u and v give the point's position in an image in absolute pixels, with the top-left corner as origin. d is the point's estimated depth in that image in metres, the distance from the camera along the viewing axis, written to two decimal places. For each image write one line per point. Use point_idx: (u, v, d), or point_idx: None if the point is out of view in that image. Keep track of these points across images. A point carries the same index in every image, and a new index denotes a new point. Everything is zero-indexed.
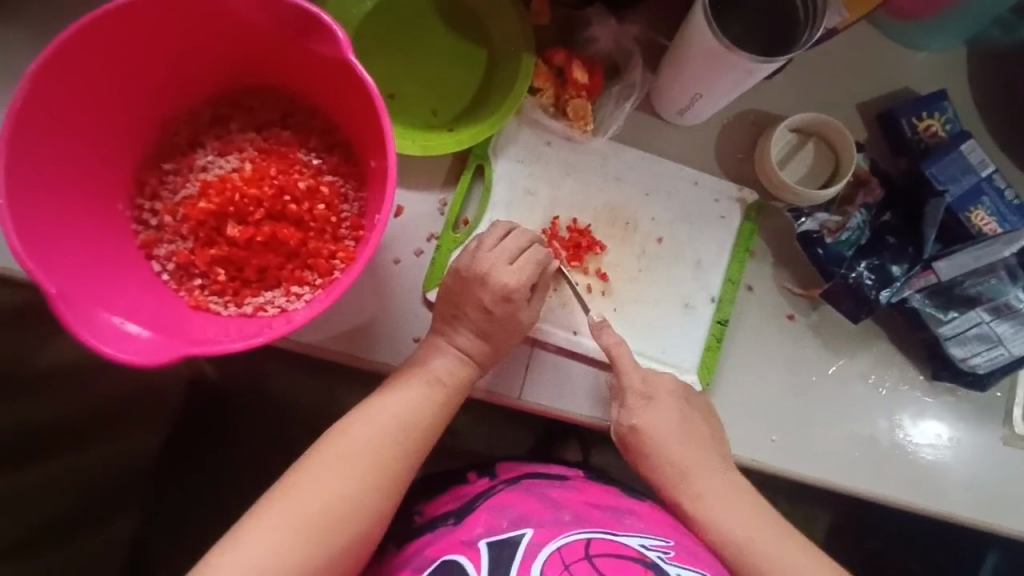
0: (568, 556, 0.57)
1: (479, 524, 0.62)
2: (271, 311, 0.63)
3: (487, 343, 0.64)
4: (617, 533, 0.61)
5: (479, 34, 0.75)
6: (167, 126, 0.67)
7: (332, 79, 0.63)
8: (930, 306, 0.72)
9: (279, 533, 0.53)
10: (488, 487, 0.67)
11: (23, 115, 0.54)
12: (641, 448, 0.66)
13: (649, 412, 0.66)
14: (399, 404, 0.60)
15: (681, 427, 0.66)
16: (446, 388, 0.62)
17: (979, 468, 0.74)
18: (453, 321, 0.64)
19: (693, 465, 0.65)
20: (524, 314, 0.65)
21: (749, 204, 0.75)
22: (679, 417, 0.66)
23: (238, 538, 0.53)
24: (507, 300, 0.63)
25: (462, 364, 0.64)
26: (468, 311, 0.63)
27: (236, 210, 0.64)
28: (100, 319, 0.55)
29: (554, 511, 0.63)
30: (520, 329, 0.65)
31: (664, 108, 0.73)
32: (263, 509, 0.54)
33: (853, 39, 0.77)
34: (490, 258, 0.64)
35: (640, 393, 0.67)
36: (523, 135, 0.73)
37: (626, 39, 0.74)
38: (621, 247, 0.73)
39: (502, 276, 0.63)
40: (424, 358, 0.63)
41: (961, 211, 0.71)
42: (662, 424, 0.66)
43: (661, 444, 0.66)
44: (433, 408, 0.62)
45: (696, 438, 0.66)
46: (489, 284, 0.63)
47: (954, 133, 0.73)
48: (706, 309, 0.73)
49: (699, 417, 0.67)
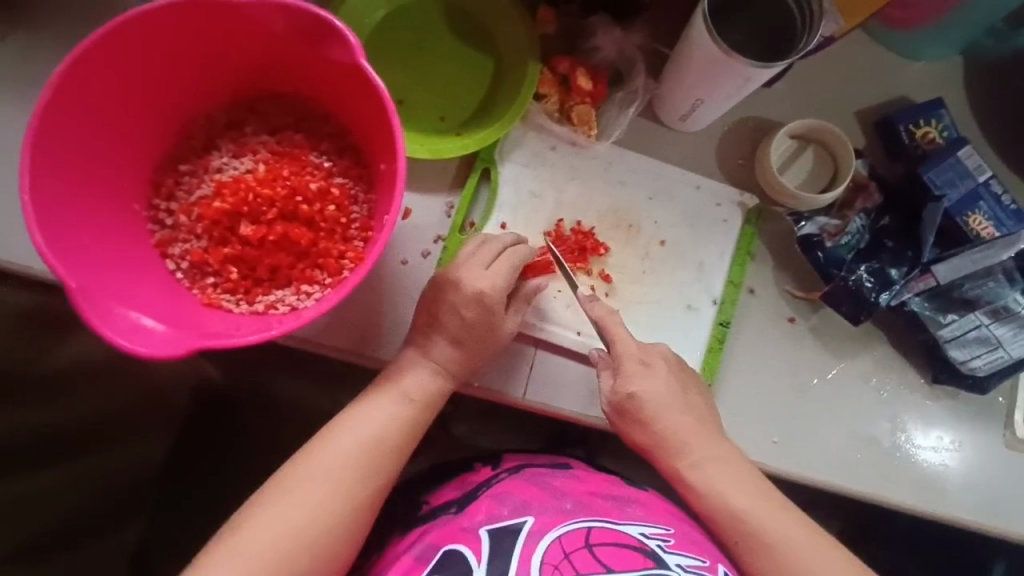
0: (569, 546, 0.58)
1: (481, 512, 0.63)
2: (282, 309, 0.65)
3: (461, 350, 0.65)
4: (617, 522, 0.62)
5: (486, 43, 0.77)
6: (183, 128, 0.69)
7: (346, 85, 0.65)
8: (929, 310, 0.72)
9: (247, 559, 0.54)
10: (490, 477, 0.69)
11: (50, 115, 0.56)
12: (640, 423, 0.64)
13: (644, 376, 0.65)
14: (365, 421, 0.61)
15: (679, 397, 0.65)
16: (416, 404, 0.63)
17: (980, 470, 0.74)
18: (429, 331, 0.65)
19: (695, 434, 0.64)
20: (500, 321, 0.65)
21: (751, 209, 0.76)
22: (675, 386, 0.66)
23: (208, 564, 0.54)
24: (481, 304, 0.64)
25: (435, 378, 0.64)
26: (444, 319, 0.64)
27: (249, 210, 0.66)
28: (117, 314, 0.57)
29: (556, 499, 0.64)
30: (496, 337, 0.66)
31: (666, 114, 0.75)
32: (231, 534, 0.55)
33: (851, 49, 0.79)
34: (464, 266, 0.65)
35: (636, 361, 0.66)
36: (528, 140, 0.75)
37: (630, 47, 0.76)
38: (624, 249, 0.75)
39: (474, 281, 0.64)
40: (396, 374, 0.64)
41: (959, 215, 0.72)
42: (660, 391, 0.65)
43: (660, 410, 0.64)
44: (404, 425, 0.62)
45: (692, 408, 0.65)
46: (461, 290, 0.64)
47: (951, 139, 0.75)
48: (708, 310, 0.74)
49: (693, 387, 0.67)
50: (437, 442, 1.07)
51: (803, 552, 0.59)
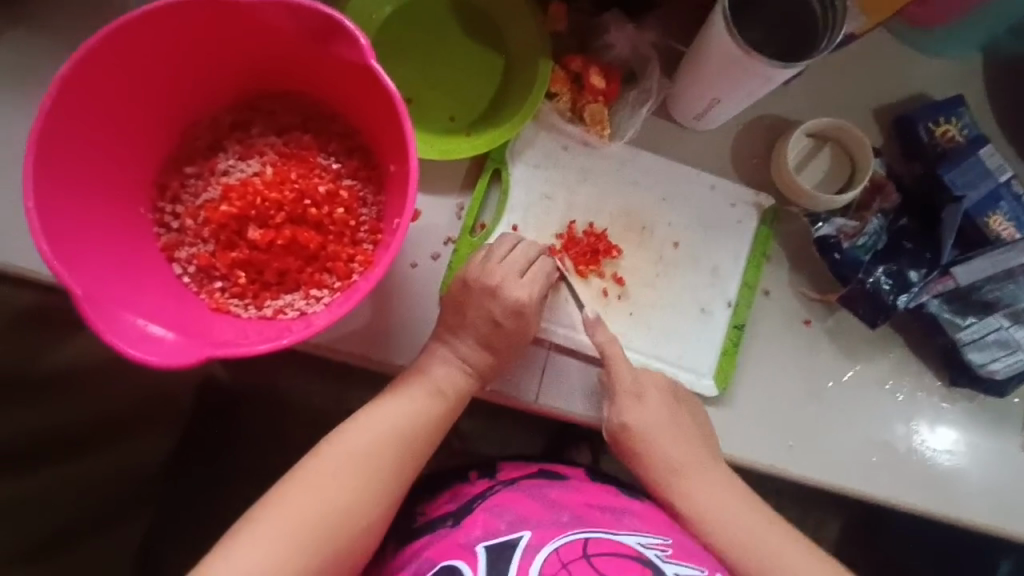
0: (566, 556, 0.58)
1: (478, 526, 0.62)
2: (291, 314, 0.64)
3: (491, 354, 0.64)
4: (615, 532, 0.61)
5: (496, 40, 0.75)
6: (188, 129, 0.68)
7: (354, 85, 0.64)
8: (948, 312, 0.71)
9: (272, 542, 0.53)
10: (486, 488, 0.67)
11: (51, 119, 0.55)
12: (637, 456, 0.66)
13: (637, 408, 0.66)
14: (393, 412, 0.61)
15: (670, 424, 0.66)
16: (447, 399, 0.63)
17: (997, 474, 0.73)
18: (459, 329, 0.64)
19: (682, 462, 0.66)
20: (531, 329, 0.65)
21: (766, 209, 0.75)
22: (667, 413, 0.66)
23: (230, 545, 0.53)
24: (518, 313, 0.63)
25: (464, 374, 0.64)
26: (476, 323, 0.63)
27: (257, 214, 0.64)
28: (125, 321, 0.55)
29: (553, 511, 0.63)
30: (524, 343, 0.65)
31: (680, 113, 0.74)
32: (254, 518, 0.55)
33: (868, 46, 0.77)
34: (501, 269, 0.64)
35: (629, 395, 0.66)
36: (540, 140, 0.74)
37: (643, 45, 0.74)
38: (637, 251, 0.73)
39: (514, 289, 0.64)
40: (426, 367, 0.63)
41: (979, 216, 0.71)
42: (650, 421, 0.66)
43: (653, 442, 0.66)
44: (430, 419, 0.62)
45: (683, 433, 0.66)
46: (499, 297, 0.63)
47: (971, 138, 0.73)
48: (722, 313, 0.73)
49: (686, 412, 0.67)
50: (443, 442, 1.06)
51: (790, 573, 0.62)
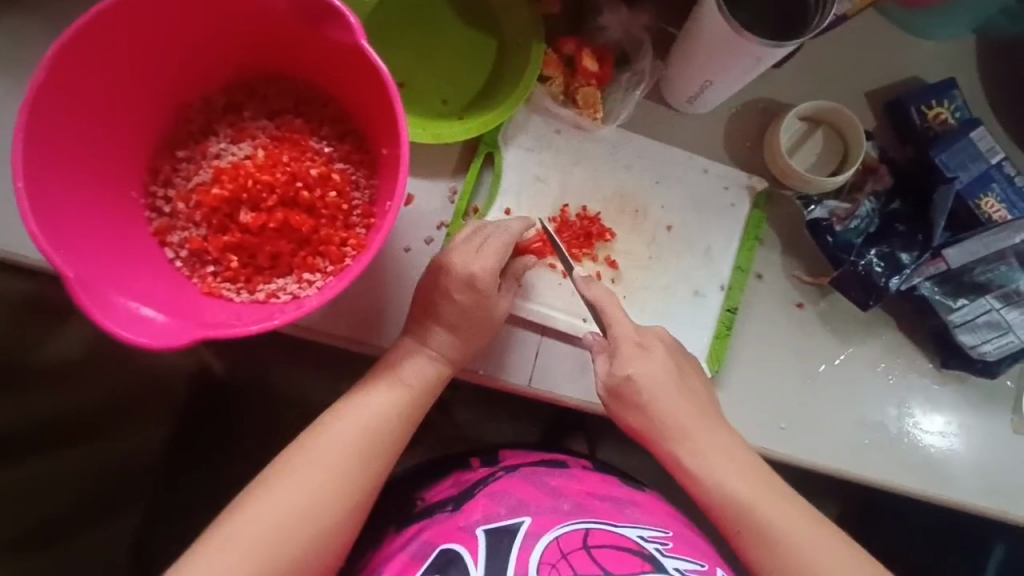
0: (566, 546, 0.58)
1: (478, 510, 0.63)
2: (284, 298, 0.64)
3: (457, 336, 0.64)
4: (616, 524, 0.62)
5: (489, 23, 0.75)
6: (179, 113, 0.68)
7: (346, 67, 0.63)
8: (939, 294, 0.71)
9: (239, 545, 0.53)
10: (488, 474, 0.68)
11: (41, 100, 0.55)
12: (637, 407, 0.63)
13: (642, 359, 0.64)
14: (362, 408, 0.60)
15: (675, 380, 0.64)
16: (413, 390, 0.63)
17: (989, 455, 0.74)
18: (424, 317, 0.64)
19: (691, 417, 0.63)
20: (495, 304, 0.64)
21: (759, 192, 0.75)
22: (673, 368, 0.64)
23: (208, 544, 0.53)
24: (471, 287, 0.63)
25: (432, 363, 0.64)
26: (436, 306, 0.63)
27: (248, 197, 0.64)
28: (116, 303, 0.55)
29: (553, 499, 0.64)
30: (488, 319, 0.64)
31: (673, 97, 0.74)
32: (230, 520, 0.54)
33: (862, 29, 0.77)
34: (457, 249, 0.64)
35: (633, 345, 0.64)
36: (533, 123, 0.74)
37: (636, 28, 0.75)
38: (630, 234, 0.73)
39: (467, 263, 0.63)
40: (394, 361, 0.63)
41: (971, 199, 0.71)
42: (656, 373, 0.64)
43: (655, 394, 0.63)
44: (400, 411, 0.62)
45: (689, 391, 0.65)
46: (450, 274, 0.63)
47: (963, 120, 0.73)
48: (715, 296, 0.73)
49: (691, 370, 0.66)
50: (438, 429, 1.07)
51: (807, 542, 0.58)
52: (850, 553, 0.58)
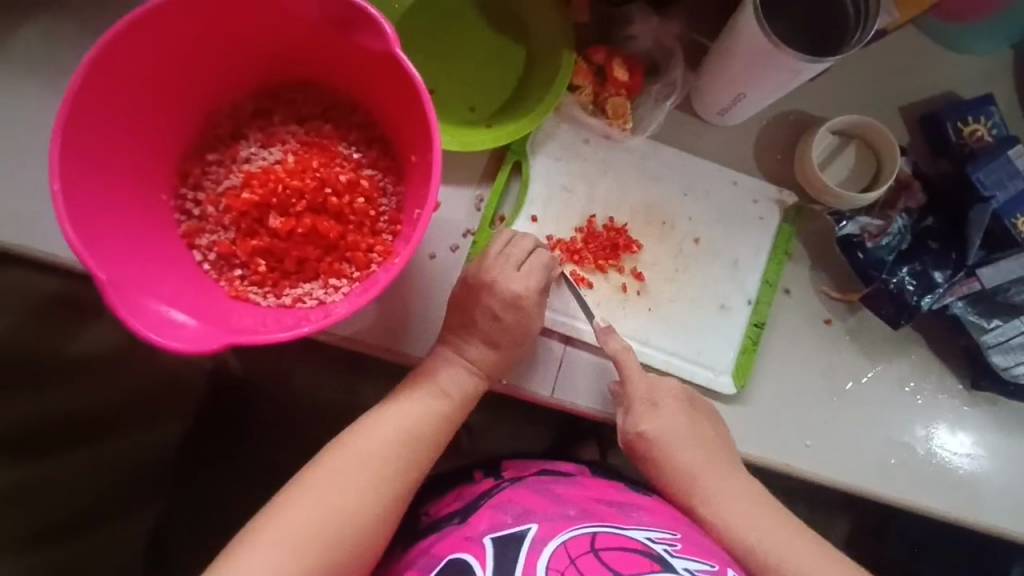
0: (573, 551, 0.57)
1: (484, 521, 0.62)
2: (310, 303, 0.64)
3: (496, 352, 0.64)
4: (623, 527, 0.61)
5: (519, 31, 0.75)
6: (209, 117, 0.68)
7: (378, 74, 0.63)
8: (973, 314, 0.70)
9: (275, 551, 0.52)
10: (492, 486, 0.68)
11: (77, 103, 0.55)
12: (655, 462, 0.65)
13: (653, 416, 0.66)
14: (403, 417, 0.61)
15: (686, 429, 0.66)
16: (452, 402, 0.63)
17: (1017, 478, 0.72)
18: (466, 332, 0.64)
19: (697, 439, 0.66)
20: (534, 324, 0.64)
21: (788, 207, 0.74)
22: (686, 421, 0.66)
23: (236, 552, 0.52)
24: (516, 306, 0.63)
25: (469, 375, 0.64)
26: (479, 321, 0.63)
27: (278, 201, 0.64)
28: (147, 306, 0.55)
29: (559, 505, 0.63)
30: (529, 335, 0.64)
31: (704, 109, 0.73)
32: (259, 526, 0.54)
33: (897, 42, 0.76)
34: (497, 269, 0.64)
35: (643, 402, 0.66)
36: (561, 132, 0.73)
37: (667, 37, 0.74)
38: (657, 246, 0.73)
39: (513, 284, 0.63)
40: (433, 370, 0.63)
41: (1008, 217, 0.70)
42: (668, 401, 0.66)
43: (671, 449, 0.65)
44: (438, 422, 0.62)
45: (702, 440, 0.66)
46: (496, 291, 0.63)
47: (1001, 137, 0.72)
48: (741, 310, 0.73)
49: (704, 419, 0.67)
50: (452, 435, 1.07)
51: None
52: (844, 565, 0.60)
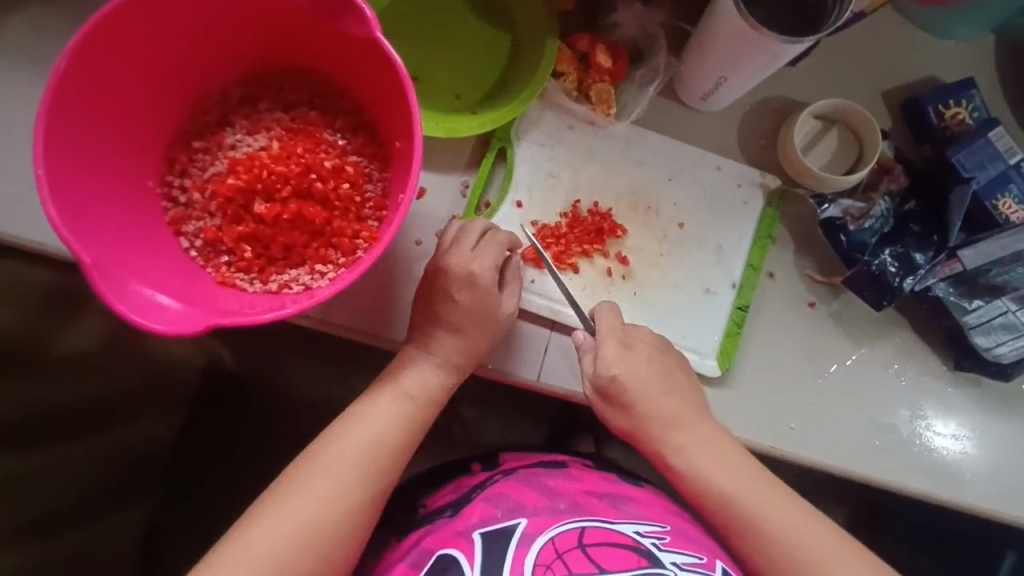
0: (561, 546, 0.59)
1: (476, 514, 0.63)
2: (297, 288, 0.64)
3: (463, 341, 0.64)
4: (612, 521, 0.62)
5: (503, 18, 0.75)
6: (196, 105, 0.69)
7: (362, 59, 0.64)
8: (954, 294, 0.71)
9: (254, 559, 0.53)
10: (486, 478, 0.68)
11: (63, 88, 0.55)
12: (621, 406, 0.63)
13: (626, 357, 0.64)
14: (373, 419, 0.61)
15: (660, 376, 0.64)
16: (417, 400, 0.63)
17: (999, 458, 0.73)
18: (433, 325, 0.63)
19: (678, 417, 0.63)
20: (495, 303, 0.64)
21: (772, 190, 0.75)
22: (656, 367, 0.64)
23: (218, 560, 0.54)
24: (469, 282, 0.63)
25: (434, 371, 0.63)
26: (442, 311, 0.63)
27: (262, 187, 0.65)
28: (133, 290, 0.56)
29: (550, 499, 0.64)
30: (496, 319, 0.64)
31: (688, 94, 0.73)
32: (239, 534, 0.55)
33: (879, 28, 0.77)
34: (450, 252, 0.64)
35: (617, 342, 0.64)
36: (546, 118, 0.74)
37: (651, 23, 0.75)
38: (641, 232, 0.73)
39: (458, 262, 0.63)
40: (399, 370, 0.63)
41: (988, 199, 0.71)
42: (640, 371, 0.64)
43: (642, 391, 0.63)
44: (410, 421, 0.62)
45: (676, 388, 0.64)
46: (445, 271, 0.63)
47: (981, 120, 0.73)
48: (726, 294, 0.73)
49: (679, 369, 0.66)
50: (444, 426, 1.07)
51: (799, 539, 0.58)
52: (834, 537, 0.59)
